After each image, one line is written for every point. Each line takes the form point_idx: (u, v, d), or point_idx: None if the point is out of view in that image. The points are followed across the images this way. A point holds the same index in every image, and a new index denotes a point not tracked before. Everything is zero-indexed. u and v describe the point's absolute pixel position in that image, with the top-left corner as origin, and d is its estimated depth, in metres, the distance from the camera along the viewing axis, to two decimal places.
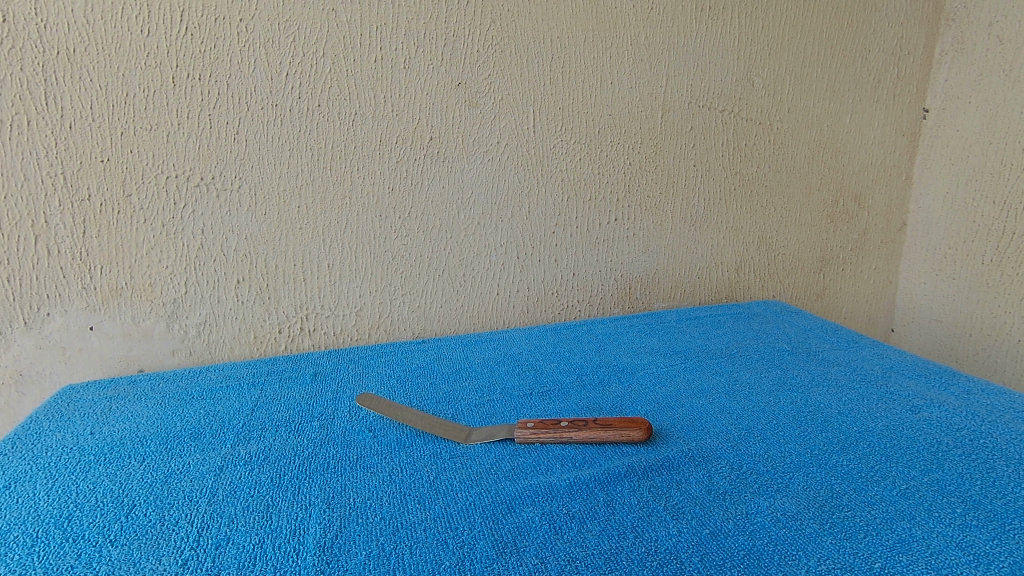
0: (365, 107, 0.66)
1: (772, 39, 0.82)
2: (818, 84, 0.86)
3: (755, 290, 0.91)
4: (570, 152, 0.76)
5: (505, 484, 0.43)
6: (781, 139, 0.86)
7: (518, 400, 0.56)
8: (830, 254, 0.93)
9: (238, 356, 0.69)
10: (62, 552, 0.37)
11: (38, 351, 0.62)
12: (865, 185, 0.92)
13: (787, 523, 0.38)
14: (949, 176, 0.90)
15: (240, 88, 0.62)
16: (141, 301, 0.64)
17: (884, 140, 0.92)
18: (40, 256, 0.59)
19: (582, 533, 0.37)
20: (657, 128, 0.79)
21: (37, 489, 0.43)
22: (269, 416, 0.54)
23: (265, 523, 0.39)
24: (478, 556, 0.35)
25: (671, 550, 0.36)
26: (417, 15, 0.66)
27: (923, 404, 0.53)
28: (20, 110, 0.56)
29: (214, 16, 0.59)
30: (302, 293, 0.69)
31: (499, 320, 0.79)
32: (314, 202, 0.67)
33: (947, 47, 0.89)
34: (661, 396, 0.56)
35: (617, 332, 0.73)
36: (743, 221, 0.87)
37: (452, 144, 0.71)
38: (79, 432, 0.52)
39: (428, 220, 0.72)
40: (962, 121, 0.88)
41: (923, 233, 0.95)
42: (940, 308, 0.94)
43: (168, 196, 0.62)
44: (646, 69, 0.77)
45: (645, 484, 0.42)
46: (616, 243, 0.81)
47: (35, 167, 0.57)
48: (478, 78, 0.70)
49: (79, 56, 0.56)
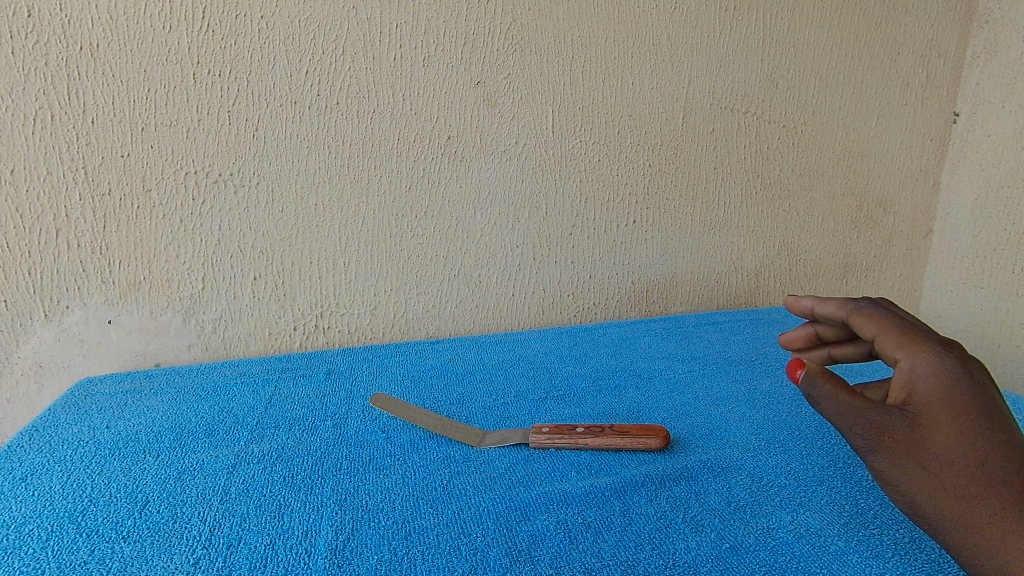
0: (384, 105, 0.66)
1: (798, 40, 0.80)
2: (844, 86, 0.84)
3: (775, 295, 0.89)
4: (589, 153, 0.75)
5: (520, 490, 0.42)
6: (805, 142, 0.84)
7: (533, 403, 0.55)
8: (853, 260, 0.91)
9: (253, 353, 0.69)
10: (75, 547, 0.36)
11: (57, 343, 0.63)
12: (891, 189, 0.90)
13: (811, 540, 0.36)
14: (979, 183, 0.88)
15: (260, 85, 0.61)
16: (159, 296, 0.64)
17: (911, 144, 0.89)
18: (60, 250, 0.60)
19: (597, 542, 0.37)
20: (678, 130, 0.78)
21: (52, 482, 0.44)
22: (282, 414, 0.54)
23: (277, 524, 0.39)
24: (491, 564, 0.35)
25: (690, 564, 0.35)
26: (437, 13, 0.65)
27: None
28: (44, 104, 0.56)
29: (235, 13, 0.59)
30: (317, 290, 0.69)
31: (514, 321, 0.78)
32: (331, 200, 0.67)
33: (979, 50, 0.86)
34: (679, 403, 0.55)
35: (634, 336, 0.72)
36: (764, 225, 0.85)
37: (470, 143, 0.70)
38: (96, 425, 0.52)
39: (444, 219, 0.71)
40: (993, 126, 0.85)
41: (951, 240, 0.92)
42: (966, 318, 0.92)
43: (187, 192, 0.62)
44: (668, 70, 0.75)
45: (663, 493, 0.41)
46: (633, 247, 0.80)
47: (58, 161, 0.58)
48: (498, 77, 0.69)
49: (102, 52, 0.57)
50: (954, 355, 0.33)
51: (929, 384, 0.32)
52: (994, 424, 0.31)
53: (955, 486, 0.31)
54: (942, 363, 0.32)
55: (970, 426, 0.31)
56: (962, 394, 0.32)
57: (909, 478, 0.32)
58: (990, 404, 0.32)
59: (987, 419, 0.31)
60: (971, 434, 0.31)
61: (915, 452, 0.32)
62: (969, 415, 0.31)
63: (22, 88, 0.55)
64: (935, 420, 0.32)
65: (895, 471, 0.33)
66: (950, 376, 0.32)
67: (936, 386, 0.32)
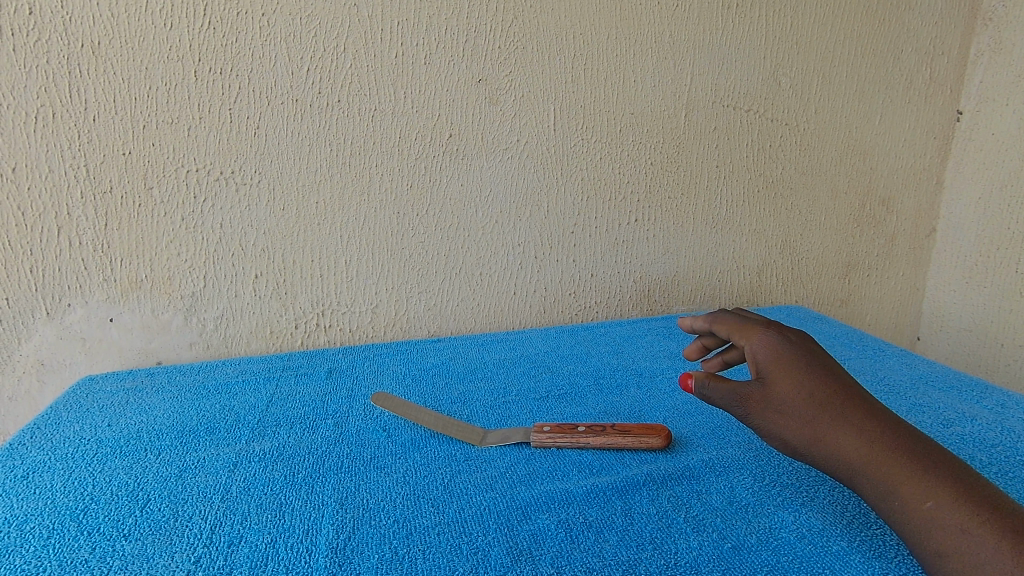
0: (385, 103, 0.66)
1: (801, 38, 0.80)
2: (847, 84, 0.84)
3: (777, 294, 0.89)
4: (590, 151, 0.75)
5: (521, 489, 0.42)
6: (807, 141, 0.84)
7: (534, 402, 0.55)
8: (856, 259, 0.91)
9: (254, 351, 0.69)
10: (76, 545, 0.37)
11: (59, 341, 0.63)
12: (894, 188, 0.90)
13: (813, 540, 0.36)
14: (983, 181, 0.87)
15: (261, 83, 0.61)
16: (160, 294, 0.64)
17: (915, 142, 0.89)
18: (62, 248, 0.60)
19: (599, 542, 0.36)
20: (680, 128, 0.77)
21: (54, 480, 0.44)
22: (283, 412, 0.54)
23: (277, 522, 0.39)
24: (493, 563, 0.35)
25: (691, 563, 0.34)
26: (439, 11, 0.65)
27: (955, 418, 0.51)
28: (45, 102, 0.56)
29: (237, 10, 0.59)
30: (319, 288, 0.69)
31: (515, 320, 0.78)
32: (332, 198, 0.67)
33: (983, 48, 0.86)
34: (681, 402, 0.55)
35: (635, 335, 0.72)
36: (767, 224, 0.85)
37: (472, 141, 0.70)
38: (97, 423, 0.52)
39: (446, 218, 0.71)
40: (997, 124, 0.85)
41: (954, 239, 0.92)
42: (969, 318, 0.91)
43: (188, 190, 0.62)
44: (671, 68, 0.75)
45: (664, 493, 0.41)
46: (635, 245, 0.80)
47: (59, 159, 0.58)
48: (499, 75, 0.69)
49: (103, 50, 0.56)
50: (773, 330, 0.42)
51: (761, 350, 0.41)
52: (817, 364, 0.39)
53: (806, 416, 0.37)
54: (764, 332, 0.42)
55: (800, 367, 0.39)
56: (787, 350, 0.40)
57: (774, 422, 0.38)
58: (811, 352, 0.40)
59: (811, 360, 0.39)
60: (803, 372, 0.38)
61: (770, 398, 0.39)
62: (797, 361, 0.39)
63: (24, 85, 0.55)
64: (778, 378, 0.39)
65: (764, 419, 0.39)
66: (772, 340, 0.41)
67: (764, 349, 0.41)
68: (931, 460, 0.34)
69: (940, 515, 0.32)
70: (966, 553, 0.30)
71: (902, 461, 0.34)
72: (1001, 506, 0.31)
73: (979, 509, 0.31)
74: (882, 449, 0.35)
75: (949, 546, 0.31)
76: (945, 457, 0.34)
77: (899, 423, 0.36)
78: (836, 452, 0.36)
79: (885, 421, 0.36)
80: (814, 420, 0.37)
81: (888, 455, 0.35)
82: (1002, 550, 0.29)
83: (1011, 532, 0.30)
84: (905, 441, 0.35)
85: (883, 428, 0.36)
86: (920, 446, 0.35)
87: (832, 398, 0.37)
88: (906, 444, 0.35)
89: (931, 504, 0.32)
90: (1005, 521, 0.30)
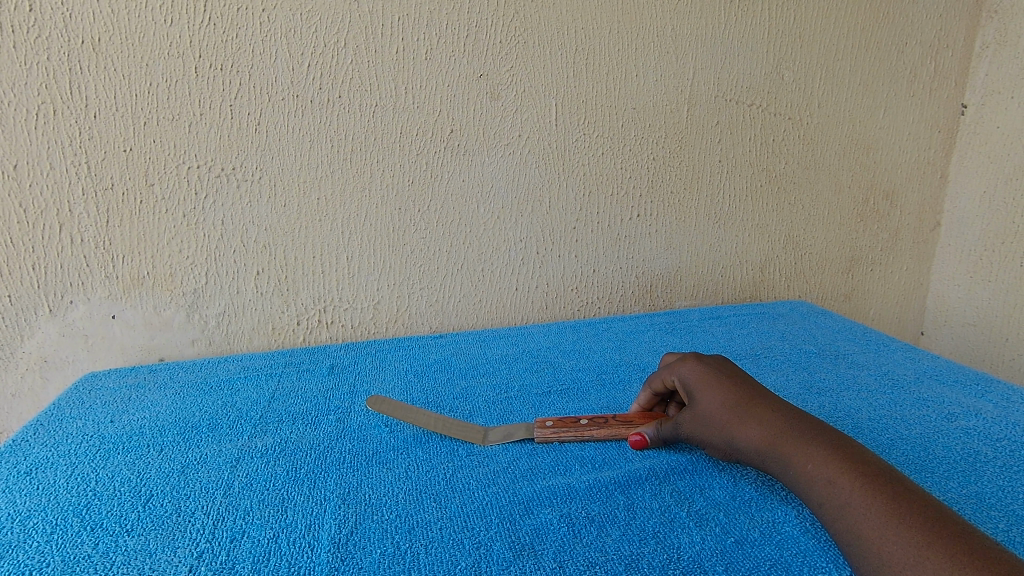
0: (386, 98, 0.65)
1: (805, 31, 0.79)
2: (851, 78, 0.83)
3: (780, 289, 0.89)
4: (593, 147, 0.74)
5: (523, 484, 0.42)
6: (810, 134, 0.83)
7: (536, 398, 0.55)
8: (859, 253, 0.91)
9: (256, 347, 0.70)
10: (79, 541, 0.37)
11: (62, 338, 0.63)
12: (899, 182, 0.89)
13: (817, 534, 0.36)
14: (988, 175, 0.87)
15: (263, 79, 0.61)
16: (162, 291, 0.64)
17: (919, 136, 0.88)
18: (64, 244, 0.60)
19: (601, 536, 0.36)
20: (683, 123, 0.77)
21: (57, 477, 0.44)
22: (286, 409, 0.53)
23: (280, 518, 0.39)
24: (494, 557, 0.35)
25: (694, 558, 0.34)
26: (439, 6, 0.64)
27: (959, 412, 0.51)
28: (46, 99, 0.56)
29: (237, 5, 0.59)
30: (320, 285, 0.69)
31: (517, 316, 0.78)
32: (334, 194, 0.66)
33: (989, 40, 0.85)
34: None
35: (638, 330, 0.72)
36: (770, 219, 0.85)
37: (473, 137, 0.69)
38: (99, 420, 0.52)
39: (447, 213, 0.71)
40: (1002, 117, 0.84)
41: (959, 233, 0.91)
42: (974, 313, 0.91)
43: (190, 186, 0.62)
44: (673, 63, 0.75)
45: (667, 488, 0.41)
46: (637, 240, 0.80)
47: (60, 156, 0.58)
48: (501, 70, 0.68)
49: (103, 46, 0.56)
50: (691, 359, 0.48)
51: (685, 375, 0.46)
52: (728, 376, 0.45)
53: (723, 422, 0.42)
54: (687, 361, 0.48)
55: (715, 381, 0.44)
56: (706, 371, 0.46)
57: (704, 433, 0.43)
58: (726, 369, 0.46)
59: (724, 374, 0.45)
60: (718, 385, 0.44)
61: (697, 412, 0.44)
62: (713, 378, 0.45)
63: (24, 82, 0.55)
64: (700, 396, 0.44)
65: (697, 432, 0.43)
66: (691, 362, 0.47)
67: (687, 370, 0.47)
68: (814, 431, 0.39)
69: (815, 474, 0.36)
70: (835, 500, 0.35)
71: (791, 435, 0.39)
72: (862, 458, 0.36)
73: (844, 463, 0.36)
74: (776, 431, 0.40)
75: (826, 497, 0.35)
76: (826, 427, 0.39)
77: (794, 407, 0.41)
78: (748, 446, 0.41)
79: (781, 407, 0.41)
80: (728, 423, 0.42)
81: (780, 434, 0.39)
82: (856, 491, 0.34)
83: (865, 476, 0.35)
84: (795, 421, 0.40)
85: (780, 414, 0.41)
86: (805, 422, 0.40)
87: (739, 399, 0.42)
88: (794, 422, 0.40)
89: (810, 467, 0.37)
90: (863, 468, 0.35)
